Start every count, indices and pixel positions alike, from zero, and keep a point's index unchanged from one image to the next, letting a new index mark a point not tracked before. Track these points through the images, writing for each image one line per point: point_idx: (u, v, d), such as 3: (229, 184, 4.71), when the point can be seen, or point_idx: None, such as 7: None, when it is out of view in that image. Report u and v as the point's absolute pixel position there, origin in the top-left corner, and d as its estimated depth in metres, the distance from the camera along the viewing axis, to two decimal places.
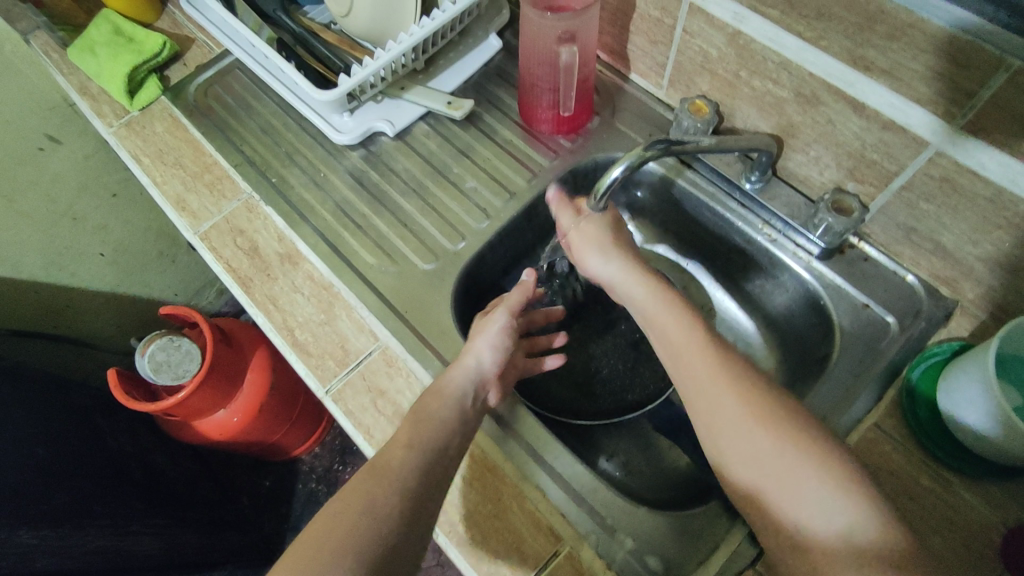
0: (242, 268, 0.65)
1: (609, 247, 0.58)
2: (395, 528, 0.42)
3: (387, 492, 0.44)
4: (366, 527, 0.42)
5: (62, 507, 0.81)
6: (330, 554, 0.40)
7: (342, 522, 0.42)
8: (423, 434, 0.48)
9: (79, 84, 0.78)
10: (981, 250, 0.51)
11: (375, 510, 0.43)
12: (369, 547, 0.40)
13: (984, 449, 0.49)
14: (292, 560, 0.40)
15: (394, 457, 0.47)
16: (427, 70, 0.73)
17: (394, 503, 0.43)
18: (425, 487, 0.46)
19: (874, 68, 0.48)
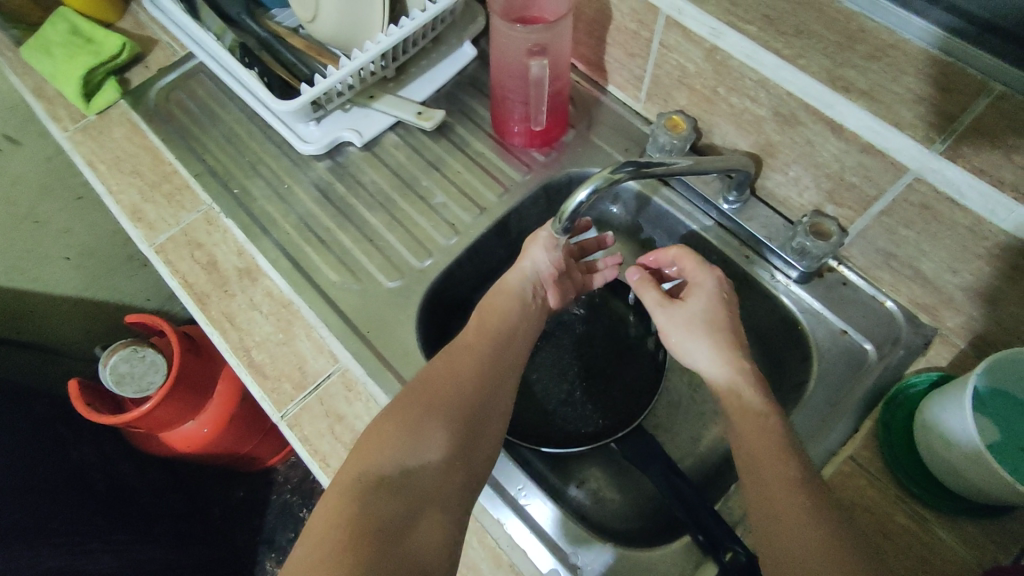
0: (199, 283, 0.62)
1: (700, 334, 0.54)
2: (480, 401, 0.50)
3: (471, 369, 0.51)
4: (455, 400, 0.49)
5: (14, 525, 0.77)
6: (427, 418, 0.47)
7: (435, 392, 0.49)
8: (494, 326, 0.55)
9: (35, 86, 0.74)
10: (961, 279, 0.49)
11: (462, 383, 0.50)
12: (459, 416, 0.48)
13: (962, 487, 0.46)
14: (392, 417, 0.48)
15: (475, 340, 0.54)
16: (398, 78, 0.70)
17: (478, 379, 0.51)
18: (502, 368, 0.53)
19: (853, 90, 0.46)
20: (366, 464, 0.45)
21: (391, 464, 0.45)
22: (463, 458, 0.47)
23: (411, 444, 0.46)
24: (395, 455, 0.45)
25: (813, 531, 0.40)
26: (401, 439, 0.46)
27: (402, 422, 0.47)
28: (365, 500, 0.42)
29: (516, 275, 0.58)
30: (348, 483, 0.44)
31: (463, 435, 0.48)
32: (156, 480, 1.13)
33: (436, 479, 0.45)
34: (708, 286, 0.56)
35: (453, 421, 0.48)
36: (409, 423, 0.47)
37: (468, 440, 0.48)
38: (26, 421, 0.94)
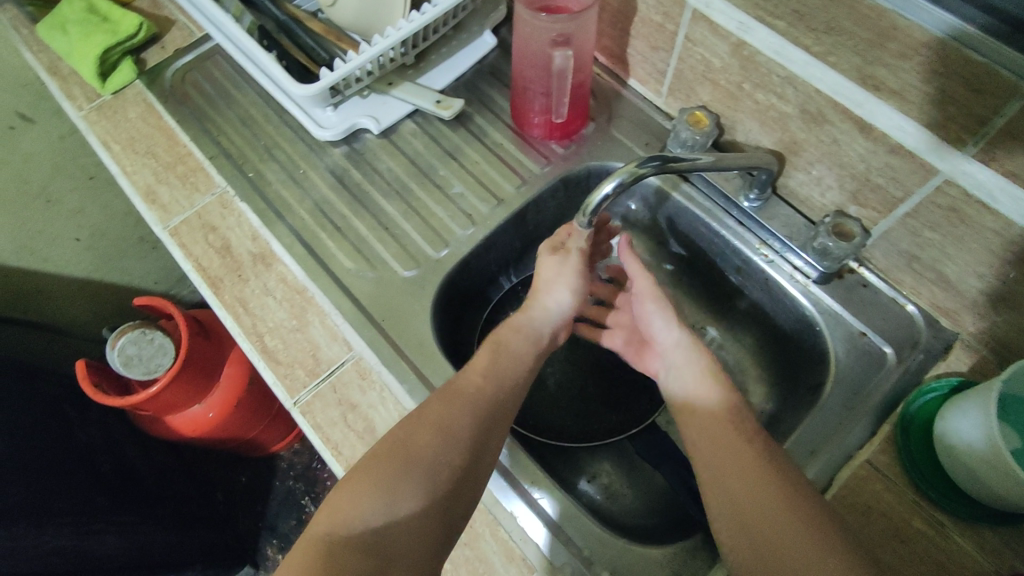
0: (212, 267, 0.61)
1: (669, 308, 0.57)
2: (464, 458, 0.46)
3: (459, 421, 0.47)
4: (437, 454, 0.45)
5: (23, 503, 0.77)
6: (403, 475, 0.44)
7: (418, 445, 0.46)
8: (500, 373, 0.51)
9: (50, 63, 0.74)
10: (985, 283, 0.49)
11: (448, 437, 0.46)
12: (439, 473, 0.45)
13: (982, 494, 0.46)
14: (369, 470, 0.44)
15: (470, 386, 0.50)
16: (417, 66, 0.69)
17: (465, 434, 0.47)
18: (493, 422, 0.49)
19: (883, 89, 0.46)
20: (334, 521, 0.41)
21: (359, 524, 0.41)
22: (435, 520, 0.43)
23: (384, 502, 0.42)
24: (365, 513, 0.42)
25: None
26: (374, 497, 0.42)
27: (379, 477, 0.44)
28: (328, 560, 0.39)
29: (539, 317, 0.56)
30: (313, 540, 0.41)
31: (440, 494, 0.44)
32: (161, 463, 1.13)
33: (407, 540, 0.41)
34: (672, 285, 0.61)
35: (430, 479, 0.44)
36: (385, 477, 0.43)
37: (444, 502, 0.44)
38: (33, 401, 0.94)
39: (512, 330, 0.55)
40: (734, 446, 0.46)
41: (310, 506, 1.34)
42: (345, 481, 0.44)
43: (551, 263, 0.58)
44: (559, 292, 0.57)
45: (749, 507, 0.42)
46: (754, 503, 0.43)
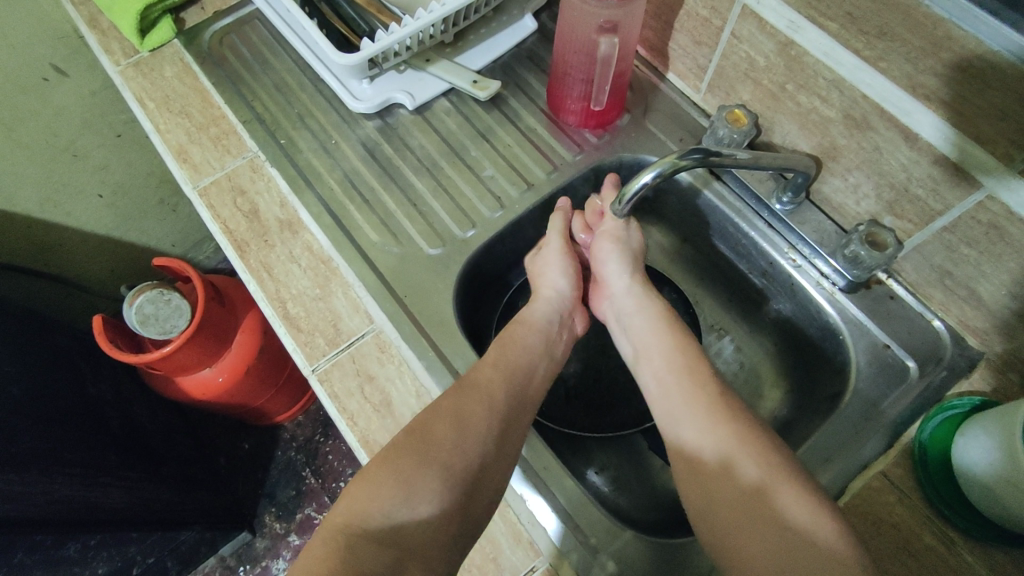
0: (239, 231, 0.62)
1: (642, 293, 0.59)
2: (482, 455, 0.46)
3: (475, 412, 0.48)
4: (452, 443, 0.46)
5: (39, 450, 0.78)
6: (420, 468, 0.44)
7: (434, 437, 0.46)
8: (510, 365, 0.52)
9: (90, 17, 0.74)
10: (1018, 302, 0.48)
11: (464, 429, 0.47)
12: (455, 465, 0.45)
13: (994, 513, 0.46)
14: (387, 463, 0.45)
15: (483, 377, 0.51)
16: (456, 45, 0.69)
17: (482, 427, 0.47)
18: (509, 419, 0.49)
19: (932, 98, 0.45)
20: (352, 511, 0.42)
21: (378, 515, 0.42)
22: (454, 514, 0.44)
23: (402, 494, 0.43)
24: (384, 504, 0.43)
25: None
26: (391, 488, 0.43)
27: (398, 469, 0.44)
28: (346, 552, 0.40)
29: (542, 304, 0.59)
30: (331, 530, 0.42)
31: (458, 489, 0.45)
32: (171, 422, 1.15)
33: (424, 534, 0.42)
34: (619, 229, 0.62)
35: (447, 473, 0.45)
36: (402, 470, 0.44)
37: (462, 496, 0.45)
38: (50, 352, 0.95)
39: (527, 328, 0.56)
40: (735, 449, 0.45)
41: (310, 479, 1.35)
42: (365, 471, 0.45)
43: (546, 255, 0.62)
44: (552, 273, 0.61)
45: (766, 514, 0.42)
46: (754, 513, 0.43)
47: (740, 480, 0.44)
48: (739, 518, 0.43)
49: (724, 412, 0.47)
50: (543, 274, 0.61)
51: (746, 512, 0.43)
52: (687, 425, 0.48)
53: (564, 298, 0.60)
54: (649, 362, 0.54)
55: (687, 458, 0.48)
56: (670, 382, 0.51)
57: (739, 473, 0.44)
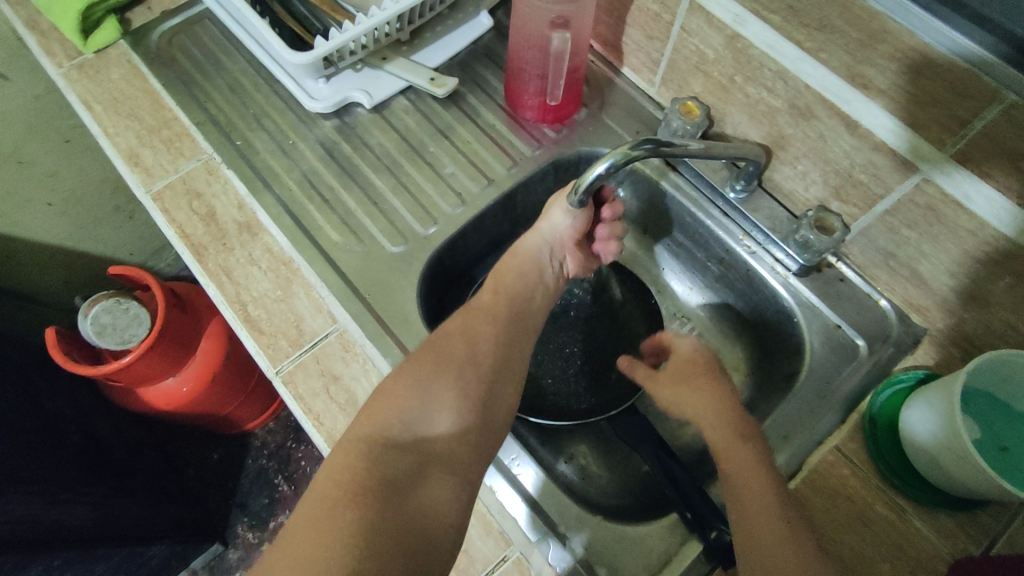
0: (196, 234, 0.60)
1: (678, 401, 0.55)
2: (495, 368, 0.50)
3: (485, 332, 0.51)
4: (465, 359, 0.49)
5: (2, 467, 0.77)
6: (438, 382, 0.47)
7: (444, 355, 0.49)
8: (510, 292, 0.55)
9: (28, 18, 0.71)
10: (957, 281, 0.51)
11: (474, 346, 0.50)
12: (470, 379, 0.49)
13: (940, 480, 0.48)
14: (403, 376, 0.48)
15: (492, 301, 0.54)
16: (412, 42, 0.69)
17: (491, 346, 0.51)
18: (518, 337, 0.53)
19: (871, 88, 0.47)
20: (376, 422, 0.45)
21: (400, 426, 0.45)
22: (472, 426, 0.47)
23: (422, 406, 0.46)
24: (406, 416, 0.46)
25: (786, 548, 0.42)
26: (411, 400, 0.46)
27: (416, 383, 0.47)
28: (371, 454, 0.43)
29: (534, 234, 0.58)
30: (354, 440, 0.44)
31: (474, 402, 0.48)
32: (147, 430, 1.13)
33: (446, 445, 0.46)
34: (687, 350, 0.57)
35: (462, 386, 0.48)
36: (421, 381, 0.47)
37: (479, 407, 0.48)
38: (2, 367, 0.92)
39: (514, 258, 0.57)
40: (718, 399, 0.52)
41: (283, 486, 1.33)
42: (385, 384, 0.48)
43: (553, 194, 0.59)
44: (554, 212, 0.57)
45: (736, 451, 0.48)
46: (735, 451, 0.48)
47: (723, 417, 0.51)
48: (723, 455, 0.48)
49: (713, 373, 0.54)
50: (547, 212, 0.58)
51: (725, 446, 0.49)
52: (740, 482, 0.46)
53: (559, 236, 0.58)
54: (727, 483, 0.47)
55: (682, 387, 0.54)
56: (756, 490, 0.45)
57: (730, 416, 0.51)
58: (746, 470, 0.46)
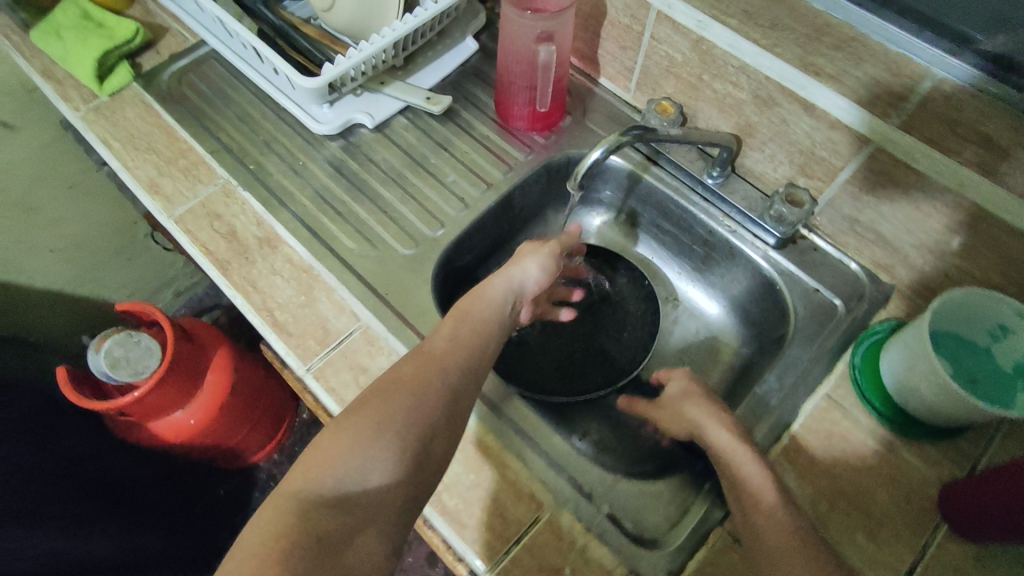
0: (219, 251, 0.64)
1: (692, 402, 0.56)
2: (440, 418, 0.47)
3: (433, 382, 0.48)
4: (411, 410, 0.46)
5: (16, 508, 0.81)
6: (380, 434, 0.44)
7: (390, 404, 0.46)
8: (467, 340, 0.52)
9: (43, 67, 0.75)
10: (915, 236, 0.58)
11: (421, 396, 0.47)
12: (414, 432, 0.45)
13: (923, 412, 0.54)
14: (343, 428, 0.44)
15: (442, 345, 0.51)
16: (406, 67, 0.75)
17: (439, 396, 0.47)
18: (466, 387, 0.49)
19: (822, 74, 0.54)
20: (305, 479, 0.41)
21: (334, 483, 0.41)
22: (407, 484, 0.44)
23: (361, 461, 0.42)
24: (339, 472, 0.42)
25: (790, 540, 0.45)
26: (349, 453, 0.42)
27: (356, 434, 0.43)
28: (297, 513, 0.38)
29: (506, 280, 0.59)
30: (281, 498, 0.39)
31: (414, 455, 0.45)
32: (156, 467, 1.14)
33: (380, 503, 0.42)
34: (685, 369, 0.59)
35: (405, 439, 0.44)
36: (363, 432, 0.43)
37: (415, 466, 0.44)
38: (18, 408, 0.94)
39: (479, 299, 0.56)
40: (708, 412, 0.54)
41: None
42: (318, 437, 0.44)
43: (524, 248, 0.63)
44: (531, 263, 0.61)
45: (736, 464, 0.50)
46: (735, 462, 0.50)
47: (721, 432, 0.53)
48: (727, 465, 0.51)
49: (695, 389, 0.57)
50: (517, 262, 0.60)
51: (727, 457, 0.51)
52: (750, 496, 0.48)
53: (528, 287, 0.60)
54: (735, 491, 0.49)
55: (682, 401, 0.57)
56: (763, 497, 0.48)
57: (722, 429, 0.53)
58: (755, 480, 0.49)
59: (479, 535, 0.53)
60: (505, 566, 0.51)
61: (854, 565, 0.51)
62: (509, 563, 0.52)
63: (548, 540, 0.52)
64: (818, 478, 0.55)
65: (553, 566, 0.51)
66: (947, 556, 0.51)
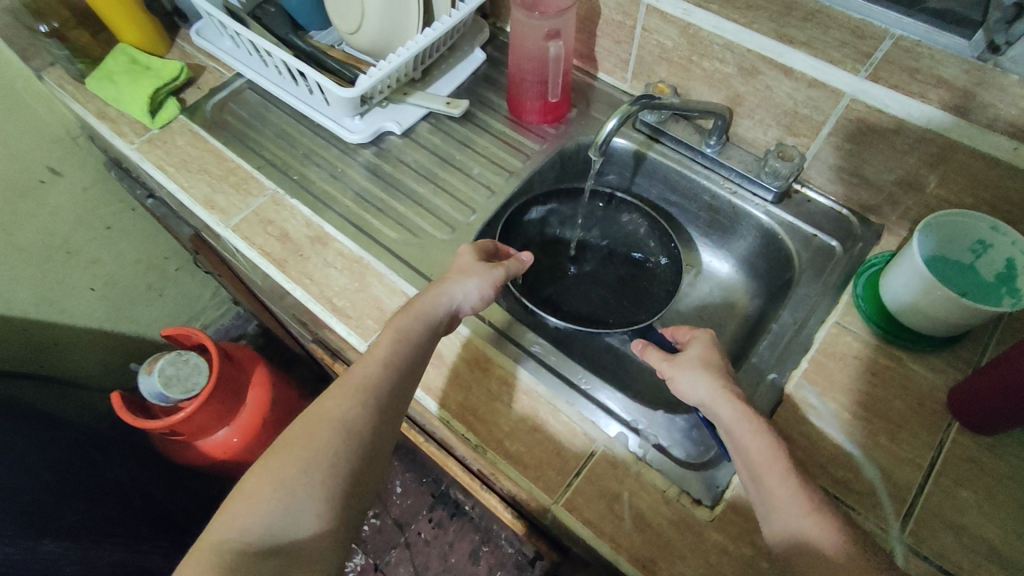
0: (276, 252, 0.71)
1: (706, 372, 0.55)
2: (364, 454, 0.51)
3: (358, 418, 0.51)
4: (337, 450, 0.50)
5: (80, 523, 0.89)
6: (306, 479, 0.48)
7: (315, 445, 0.49)
8: (398, 361, 0.55)
9: (97, 110, 0.83)
10: (894, 174, 0.66)
11: (348, 434, 0.50)
12: (340, 473, 0.49)
13: (923, 325, 0.60)
14: (269, 476, 0.48)
15: (371, 375, 0.53)
16: (424, 79, 0.84)
17: (362, 434, 0.51)
18: (391, 415, 0.54)
19: (795, 42, 0.63)
20: (234, 529, 0.46)
21: (262, 528, 0.46)
22: (337, 525, 0.48)
23: (287, 506, 0.47)
24: (266, 518, 0.46)
25: (811, 518, 0.45)
26: (274, 500, 0.47)
27: (282, 479, 0.48)
28: (236, 569, 0.43)
29: (438, 299, 0.59)
30: (210, 548, 0.45)
31: (344, 495, 0.49)
32: (202, 495, 1.16)
33: (311, 545, 0.47)
34: (704, 338, 0.59)
35: (334, 481, 0.49)
36: (287, 482, 0.47)
37: (348, 503, 0.49)
38: (69, 440, 1.00)
39: (412, 317, 0.57)
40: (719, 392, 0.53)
41: None
42: (246, 484, 0.48)
43: (474, 265, 0.62)
44: (469, 283, 0.60)
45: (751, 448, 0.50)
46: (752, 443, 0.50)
47: (729, 413, 0.52)
48: (742, 447, 0.50)
49: (711, 363, 0.56)
50: (459, 279, 0.60)
51: (742, 438, 0.50)
52: (769, 480, 0.48)
53: (465, 305, 0.61)
54: (745, 459, 0.50)
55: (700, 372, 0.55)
56: (777, 464, 0.48)
57: (729, 408, 0.52)
58: (765, 448, 0.49)
59: (542, 473, 0.58)
60: (569, 496, 0.57)
61: (881, 464, 0.57)
62: (572, 493, 0.57)
63: (604, 469, 0.58)
64: (840, 393, 0.61)
65: (613, 491, 0.57)
66: (962, 448, 0.57)
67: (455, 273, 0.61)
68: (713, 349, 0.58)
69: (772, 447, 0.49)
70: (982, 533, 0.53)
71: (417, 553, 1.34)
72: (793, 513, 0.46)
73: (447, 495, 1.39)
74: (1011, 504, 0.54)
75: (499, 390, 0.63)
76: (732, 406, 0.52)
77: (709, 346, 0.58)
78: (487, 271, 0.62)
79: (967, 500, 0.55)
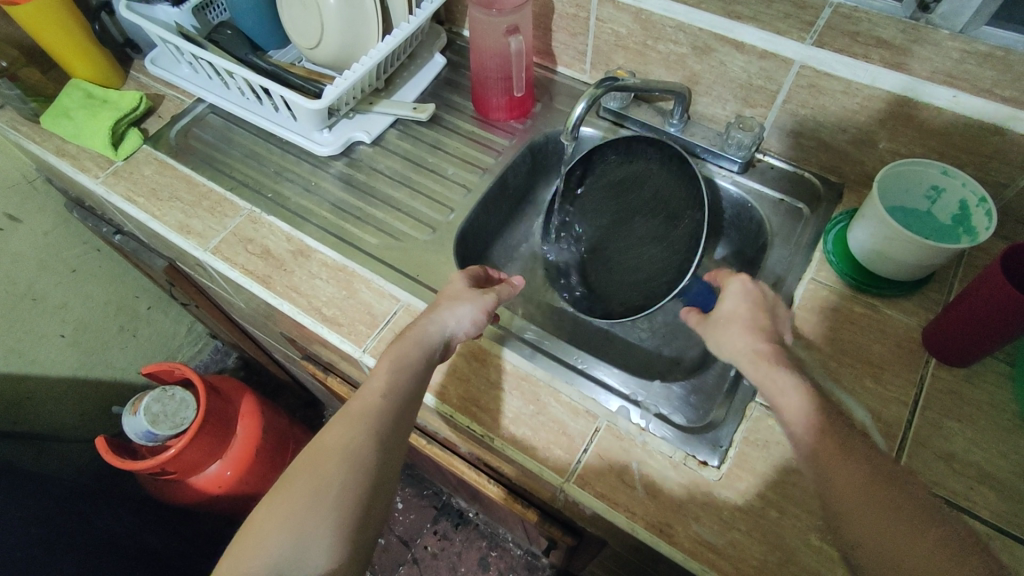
0: (258, 269, 0.70)
1: (734, 329, 0.54)
2: (371, 478, 0.50)
3: (363, 446, 0.51)
4: (341, 478, 0.49)
5: None
6: (312, 508, 0.47)
7: (320, 475, 0.49)
8: (398, 387, 0.54)
9: (56, 148, 0.82)
10: (849, 133, 0.69)
11: (351, 462, 0.49)
12: (346, 502, 0.48)
13: (893, 272, 0.63)
14: (275, 508, 0.48)
15: (372, 403, 0.53)
16: (388, 89, 0.85)
17: (368, 461, 0.50)
18: (397, 439, 0.53)
19: (743, 17, 0.66)
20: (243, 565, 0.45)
21: (270, 562, 0.45)
22: (348, 553, 0.48)
23: (293, 537, 0.46)
24: (274, 551, 0.46)
25: (854, 468, 0.42)
26: (280, 533, 0.46)
27: (288, 510, 0.47)
28: None
29: (432, 325, 0.58)
30: None
31: (353, 522, 0.48)
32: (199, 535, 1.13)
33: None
34: (742, 286, 0.56)
35: (341, 509, 0.48)
36: (293, 512, 0.47)
37: (358, 528, 0.49)
38: (54, 493, 0.96)
39: (407, 343, 0.57)
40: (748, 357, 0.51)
41: None
42: (256, 518, 0.48)
43: (466, 291, 0.62)
44: (462, 309, 0.60)
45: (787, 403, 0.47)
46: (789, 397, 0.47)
47: (764, 369, 0.49)
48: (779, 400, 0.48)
49: (746, 321, 0.54)
50: (452, 304, 0.60)
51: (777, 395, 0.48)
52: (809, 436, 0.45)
53: (458, 331, 0.60)
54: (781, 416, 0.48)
55: (733, 325, 0.54)
56: (808, 415, 0.46)
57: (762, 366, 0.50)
58: (797, 401, 0.47)
59: (551, 453, 0.59)
60: (579, 473, 0.58)
61: (870, 405, 0.59)
62: (582, 470, 0.58)
63: (611, 442, 0.59)
64: (822, 342, 0.63)
65: (622, 462, 0.58)
66: (942, 381, 0.60)
67: (447, 299, 0.61)
68: (757, 299, 0.55)
69: (803, 399, 0.46)
70: (970, 458, 0.56)
71: (427, 567, 1.32)
72: (831, 462, 0.43)
73: (450, 506, 1.39)
74: (993, 428, 0.57)
75: (505, 377, 0.64)
76: (755, 366, 0.50)
77: (755, 296, 0.55)
78: (481, 297, 0.62)
79: (952, 429, 0.57)
